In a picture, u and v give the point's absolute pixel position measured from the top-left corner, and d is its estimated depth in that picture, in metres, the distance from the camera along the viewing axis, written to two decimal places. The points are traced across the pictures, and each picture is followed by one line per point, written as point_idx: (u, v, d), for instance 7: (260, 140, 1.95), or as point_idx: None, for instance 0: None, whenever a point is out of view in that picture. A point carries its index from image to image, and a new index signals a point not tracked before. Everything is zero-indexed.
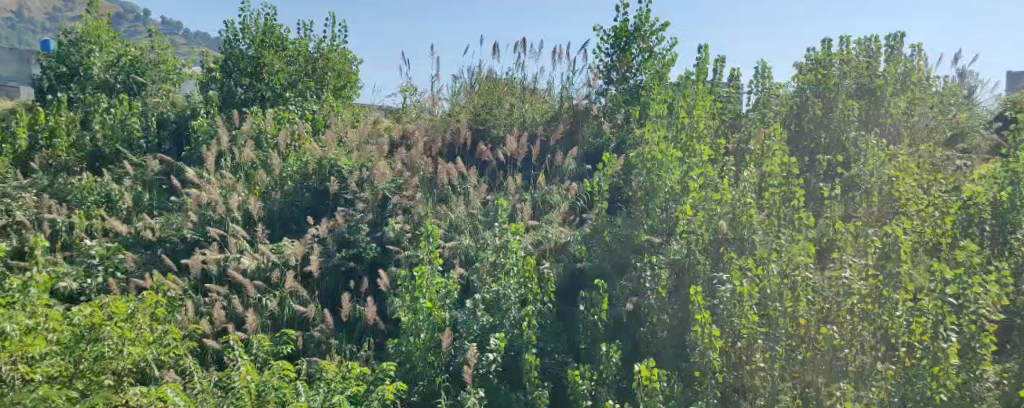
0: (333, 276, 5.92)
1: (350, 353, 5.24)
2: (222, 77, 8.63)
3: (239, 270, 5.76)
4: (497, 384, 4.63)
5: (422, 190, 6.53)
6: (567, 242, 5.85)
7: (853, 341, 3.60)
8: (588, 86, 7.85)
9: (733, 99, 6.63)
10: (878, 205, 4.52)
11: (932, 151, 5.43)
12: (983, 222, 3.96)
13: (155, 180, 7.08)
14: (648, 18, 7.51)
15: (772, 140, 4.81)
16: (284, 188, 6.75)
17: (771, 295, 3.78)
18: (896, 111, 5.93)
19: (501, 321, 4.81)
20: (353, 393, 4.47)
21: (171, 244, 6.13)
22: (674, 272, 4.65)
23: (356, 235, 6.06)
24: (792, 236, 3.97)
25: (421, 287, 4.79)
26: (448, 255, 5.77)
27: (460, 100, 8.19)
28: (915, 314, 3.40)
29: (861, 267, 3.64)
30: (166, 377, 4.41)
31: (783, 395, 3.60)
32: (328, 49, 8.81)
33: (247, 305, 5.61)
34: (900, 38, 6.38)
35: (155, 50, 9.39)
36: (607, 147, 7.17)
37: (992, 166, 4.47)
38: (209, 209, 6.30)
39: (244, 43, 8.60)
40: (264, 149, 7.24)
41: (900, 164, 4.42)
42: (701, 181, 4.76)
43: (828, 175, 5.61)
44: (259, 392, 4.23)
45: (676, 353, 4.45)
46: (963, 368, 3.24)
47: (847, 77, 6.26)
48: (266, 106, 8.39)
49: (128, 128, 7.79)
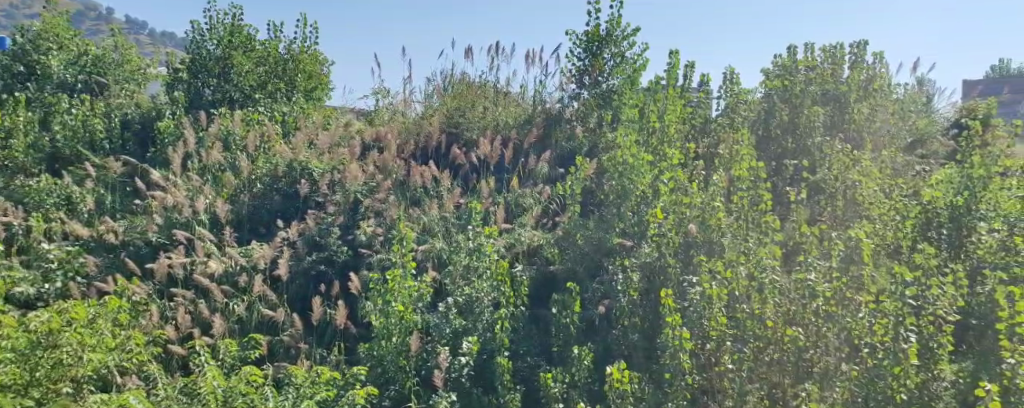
0: (303, 280, 5.86)
1: (320, 357, 5.20)
2: (187, 78, 8.48)
3: (206, 274, 5.66)
4: (470, 388, 4.55)
5: (395, 192, 6.49)
6: (540, 244, 5.85)
7: (818, 342, 3.64)
8: (561, 89, 7.87)
9: (704, 104, 6.66)
10: (841, 209, 4.59)
11: (893, 157, 5.56)
12: (940, 225, 4.11)
13: (118, 182, 6.95)
14: (619, 23, 7.55)
15: (740, 144, 4.85)
16: (254, 190, 6.68)
17: (739, 298, 3.84)
18: (859, 117, 6.09)
19: (474, 325, 4.79)
20: (323, 398, 4.44)
21: (135, 247, 6.02)
22: (646, 275, 4.65)
23: (327, 238, 6.01)
24: (759, 239, 4.03)
25: (392, 291, 4.81)
26: (420, 259, 5.74)
27: (432, 102, 8.14)
28: (876, 316, 3.43)
29: (826, 270, 3.73)
30: (129, 383, 4.38)
31: (750, 396, 3.70)
32: (299, 51, 8.77)
33: (213, 309, 5.51)
34: (864, 46, 6.47)
35: (119, 50, 9.25)
36: (579, 151, 7.22)
37: (949, 171, 4.55)
38: (175, 212, 6.20)
39: (211, 43, 8.49)
40: (232, 151, 7.14)
41: (863, 169, 4.51)
42: (671, 184, 4.74)
43: (793, 179, 5.70)
44: (226, 399, 4.20)
45: (646, 356, 4.46)
46: (923, 369, 3.29)
47: (812, 83, 6.33)
48: (234, 107, 8.27)
49: (90, 129, 7.66)
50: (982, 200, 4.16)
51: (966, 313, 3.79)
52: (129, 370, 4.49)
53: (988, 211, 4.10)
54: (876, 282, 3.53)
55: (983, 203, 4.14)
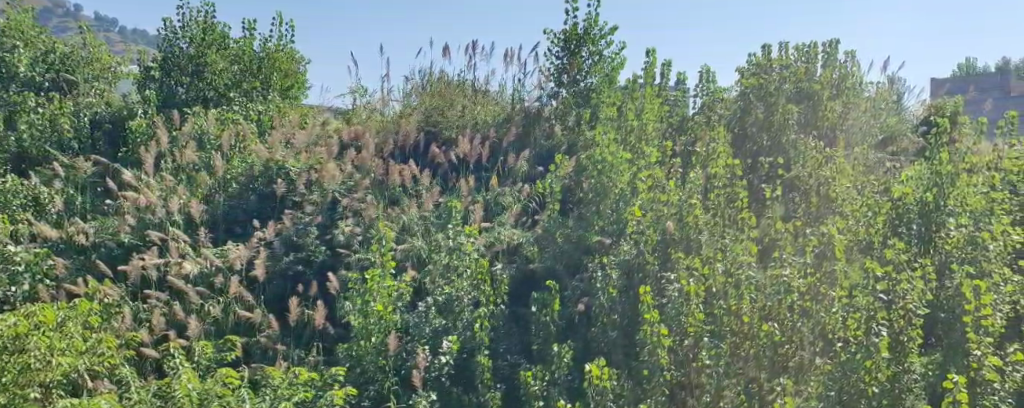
0: (281, 280, 5.79)
1: (298, 358, 5.15)
2: (159, 76, 8.33)
3: (180, 275, 5.57)
4: (450, 387, 4.54)
5: (373, 192, 6.45)
6: (519, 243, 5.75)
7: (793, 338, 3.70)
8: (539, 88, 7.87)
9: (680, 102, 6.76)
10: (817, 206, 4.62)
11: (864, 154, 5.64)
12: (911, 221, 4.10)
13: (88, 183, 6.86)
14: (596, 22, 7.55)
15: (717, 142, 4.89)
16: (229, 190, 6.62)
17: (717, 294, 3.83)
18: (832, 115, 6.17)
19: (454, 324, 4.76)
20: (300, 399, 4.41)
21: (106, 249, 5.95)
22: (625, 272, 4.64)
23: (304, 238, 5.96)
24: (735, 237, 4.10)
25: (372, 291, 4.75)
26: (399, 259, 5.66)
27: (410, 102, 8.06)
28: (849, 310, 3.61)
29: (800, 266, 3.76)
30: (99, 387, 4.35)
31: (728, 391, 3.73)
32: (274, 49, 8.70)
33: (189, 311, 5.45)
34: (837, 45, 6.51)
35: (89, 48, 9.18)
36: (558, 149, 7.24)
37: (918, 167, 4.60)
38: (148, 212, 6.14)
39: (183, 41, 8.32)
40: (206, 150, 7.05)
41: (835, 165, 4.65)
42: (650, 183, 4.85)
43: (769, 176, 5.69)
44: (202, 401, 4.18)
45: (626, 353, 4.43)
46: (894, 361, 3.55)
47: (787, 81, 6.33)
48: (209, 106, 8.17)
49: (58, 128, 7.54)
50: (951, 196, 4.17)
51: (935, 306, 3.88)
52: (100, 374, 4.47)
53: (958, 207, 4.12)
54: (848, 277, 3.64)
55: (951, 199, 4.15)
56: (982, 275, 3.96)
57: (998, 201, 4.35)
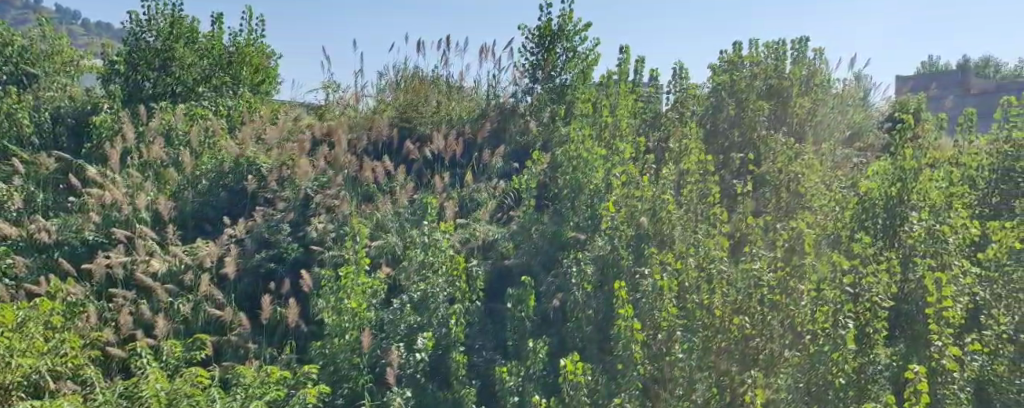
0: (252, 277, 5.71)
1: (270, 357, 5.11)
2: (124, 70, 8.08)
3: (148, 273, 5.47)
4: (425, 384, 4.54)
5: (347, 188, 6.35)
6: (494, 239, 5.71)
7: (763, 330, 3.76)
8: (514, 84, 7.84)
9: (654, 98, 6.80)
10: (786, 202, 4.72)
11: (831, 150, 5.75)
12: (877, 216, 4.27)
13: (50, 179, 6.71)
14: (571, 18, 7.57)
15: (690, 138, 4.94)
16: (197, 187, 6.48)
17: (689, 288, 3.95)
18: (801, 111, 6.33)
19: (429, 321, 4.73)
20: (272, 399, 4.37)
21: (70, 247, 5.81)
22: (599, 267, 4.65)
23: (277, 235, 5.89)
24: (707, 231, 4.21)
25: (346, 288, 4.69)
26: (374, 255, 5.60)
27: (384, 97, 7.93)
28: (819, 303, 3.67)
29: (770, 260, 3.86)
30: (63, 389, 4.30)
31: (699, 385, 3.76)
32: (244, 44, 8.56)
33: (156, 310, 5.33)
34: (806, 42, 6.59)
35: (48, 40, 8.95)
36: (534, 145, 7.26)
37: (883, 163, 4.69)
38: (113, 210, 6.03)
39: (150, 35, 8.14)
40: (174, 146, 6.91)
41: (805, 161, 4.72)
42: (624, 178, 4.88)
43: (740, 172, 5.84)
44: (170, 401, 4.13)
45: (601, 347, 4.45)
46: (861, 353, 3.68)
47: (756, 79, 6.45)
48: (177, 101, 8.02)
49: (17, 123, 7.34)
50: (914, 190, 4.33)
51: (898, 299, 4.08)
52: (64, 375, 4.40)
53: (920, 201, 4.30)
54: (816, 271, 3.71)
55: (915, 193, 4.32)
56: (944, 267, 3.99)
57: (959, 195, 4.47)
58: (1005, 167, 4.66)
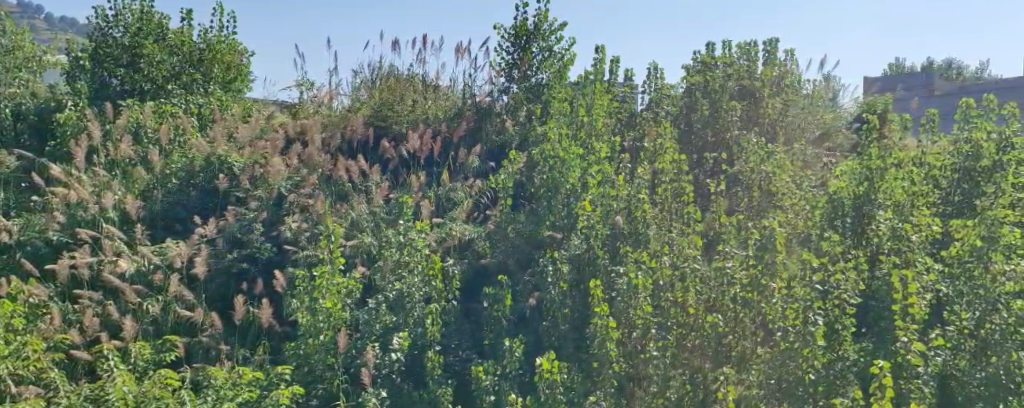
0: (224, 278, 5.65)
1: (243, 358, 5.07)
2: (90, 67, 7.96)
3: (115, 274, 5.36)
4: (400, 384, 4.55)
5: (320, 187, 6.30)
6: (470, 238, 5.72)
7: (736, 328, 3.83)
8: (490, 83, 7.84)
9: (629, 98, 6.84)
10: (758, 200, 4.84)
11: (802, 151, 5.88)
12: (844, 215, 4.38)
13: (12, 178, 6.57)
14: (547, 17, 7.59)
15: (663, 137, 4.94)
16: (167, 186, 6.38)
17: (663, 286, 4.04)
18: (772, 112, 6.43)
19: (404, 321, 4.71)
20: (244, 400, 4.34)
21: (33, 247, 5.69)
22: (575, 267, 4.68)
23: (248, 235, 5.77)
24: (682, 230, 4.31)
25: (321, 288, 4.64)
26: (349, 255, 5.59)
27: (359, 96, 7.90)
28: (789, 301, 3.67)
29: (743, 258, 3.86)
30: (24, 393, 4.19)
31: (673, 382, 3.84)
32: (215, 40, 8.41)
33: (125, 311, 5.24)
34: (777, 44, 6.68)
35: (9, 35, 8.76)
36: (510, 144, 7.29)
37: (851, 162, 4.74)
38: (79, 209, 5.90)
39: (117, 31, 8.02)
40: (143, 144, 6.78)
41: (777, 161, 4.78)
42: (599, 177, 4.92)
43: (713, 171, 5.97)
44: (139, 403, 4.11)
45: (577, 346, 4.47)
46: (830, 350, 3.62)
47: (729, 80, 6.56)
48: (145, 99, 7.86)
49: None
50: (880, 190, 4.39)
51: (867, 296, 4.20)
52: (25, 379, 4.32)
53: (886, 199, 4.36)
54: (787, 269, 3.75)
55: (881, 192, 4.38)
56: (908, 265, 4.10)
57: (924, 194, 4.60)
58: (967, 167, 4.72)
